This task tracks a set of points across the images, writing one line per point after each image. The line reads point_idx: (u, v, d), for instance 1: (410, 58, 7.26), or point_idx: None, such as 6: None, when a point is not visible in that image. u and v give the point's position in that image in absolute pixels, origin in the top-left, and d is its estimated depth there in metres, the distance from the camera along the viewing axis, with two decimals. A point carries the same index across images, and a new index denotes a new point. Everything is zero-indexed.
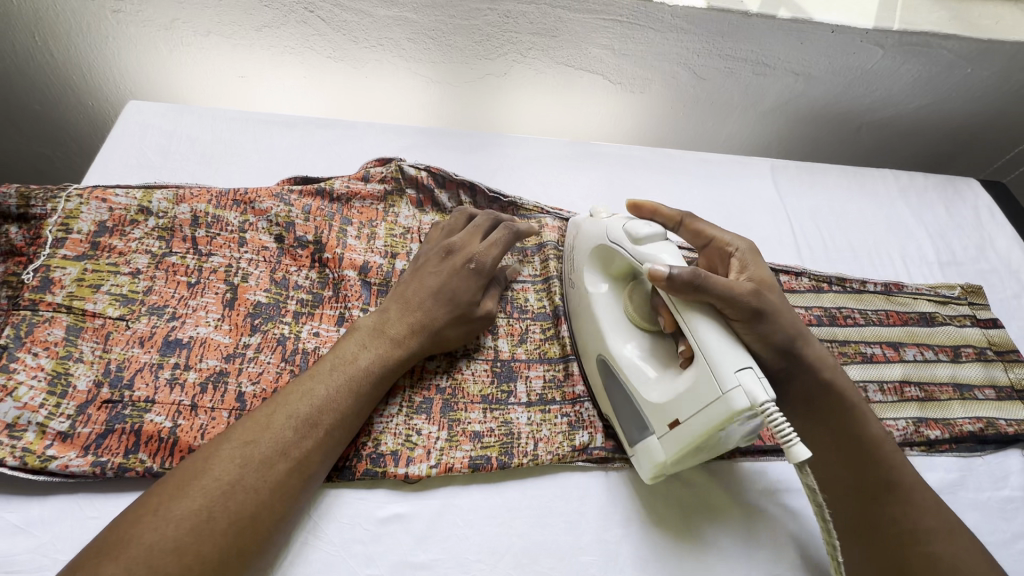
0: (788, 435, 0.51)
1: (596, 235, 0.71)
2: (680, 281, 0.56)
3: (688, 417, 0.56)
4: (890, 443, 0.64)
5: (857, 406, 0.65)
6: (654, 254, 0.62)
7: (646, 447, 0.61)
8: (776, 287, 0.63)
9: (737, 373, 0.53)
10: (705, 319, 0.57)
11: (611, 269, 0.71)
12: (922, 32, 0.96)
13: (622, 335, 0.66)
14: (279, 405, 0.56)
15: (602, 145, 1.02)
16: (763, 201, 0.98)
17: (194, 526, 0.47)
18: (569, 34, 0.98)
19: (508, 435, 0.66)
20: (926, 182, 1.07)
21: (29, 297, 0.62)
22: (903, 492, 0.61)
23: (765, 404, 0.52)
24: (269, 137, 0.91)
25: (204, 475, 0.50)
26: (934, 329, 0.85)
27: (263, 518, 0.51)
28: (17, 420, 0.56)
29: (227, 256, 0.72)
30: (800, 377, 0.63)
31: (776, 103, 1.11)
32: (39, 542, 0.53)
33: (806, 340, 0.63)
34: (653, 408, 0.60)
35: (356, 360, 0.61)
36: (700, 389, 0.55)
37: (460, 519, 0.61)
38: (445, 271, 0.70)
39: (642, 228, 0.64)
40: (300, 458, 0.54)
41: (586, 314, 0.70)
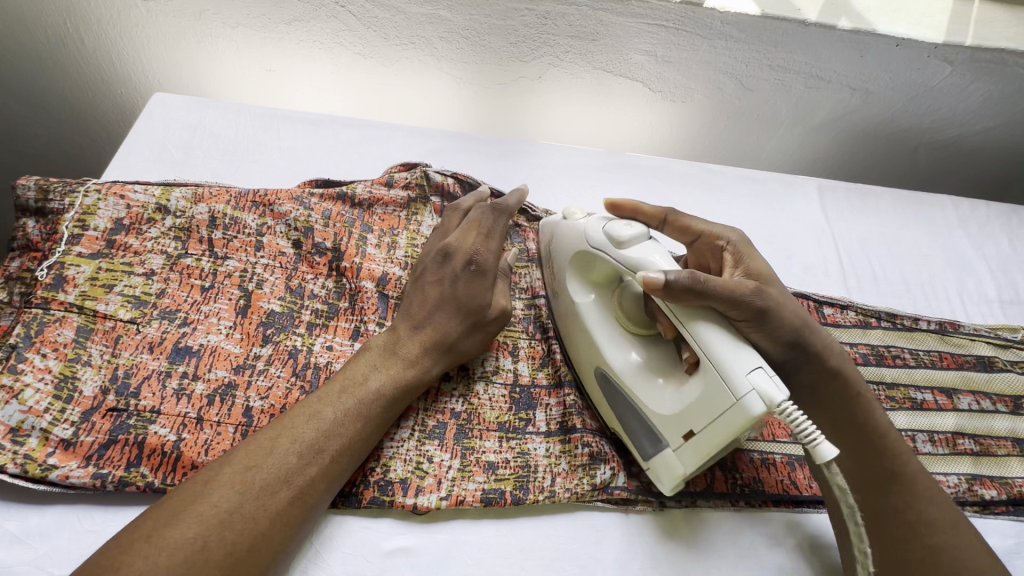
0: (811, 435, 0.49)
1: (572, 240, 0.66)
2: (679, 287, 0.52)
3: (704, 427, 0.53)
4: (897, 435, 0.60)
5: (864, 396, 0.61)
6: (645, 256, 0.58)
7: (662, 461, 0.58)
8: (774, 281, 0.59)
9: (749, 374, 0.50)
10: (708, 324, 0.53)
11: (592, 276, 0.66)
12: (997, 48, 0.88)
13: (619, 344, 0.63)
14: (285, 428, 0.53)
15: (639, 157, 0.97)
16: (809, 225, 0.91)
17: (188, 556, 0.44)
18: (609, 38, 0.92)
19: (524, 467, 0.62)
20: (989, 211, 0.99)
21: (42, 295, 0.61)
22: (907, 484, 0.57)
23: (782, 403, 0.49)
24: (293, 136, 0.88)
25: (202, 501, 0.47)
26: (992, 375, 0.78)
27: (260, 549, 0.48)
28: (21, 425, 0.54)
29: (243, 259, 0.69)
30: (805, 365, 0.60)
31: (827, 119, 1.04)
32: (36, 555, 0.52)
33: (812, 327, 0.60)
34: (665, 420, 0.57)
35: (367, 382, 0.58)
36: (712, 397, 0.52)
37: (469, 557, 0.57)
38: (447, 279, 0.65)
39: (624, 231, 0.59)
40: (303, 486, 0.51)
41: (574, 322, 0.66)
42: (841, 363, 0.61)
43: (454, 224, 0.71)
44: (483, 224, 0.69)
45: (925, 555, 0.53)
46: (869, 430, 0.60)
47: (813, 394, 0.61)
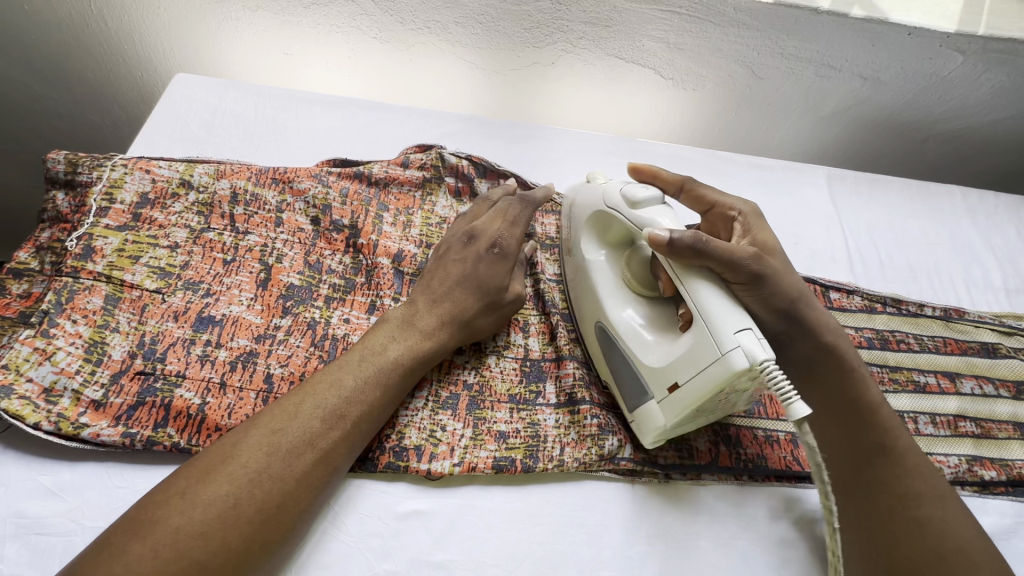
0: (785, 394, 0.49)
1: (591, 200, 0.69)
2: (680, 244, 0.54)
3: (686, 380, 0.54)
4: (889, 410, 0.62)
5: (857, 371, 0.63)
6: (655, 217, 0.61)
7: (646, 412, 0.60)
8: (778, 252, 0.61)
9: (737, 333, 0.51)
10: (704, 282, 0.54)
11: (607, 237, 0.69)
12: (1010, 39, 0.89)
13: (619, 300, 0.65)
14: (308, 394, 0.55)
15: (650, 143, 0.98)
16: (817, 212, 0.92)
17: (220, 512, 0.46)
18: (622, 24, 0.94)
19: (534, 437, 0.64)
20: (997, 202, 1.00)
21: (71, 264, 0.63)
22: (897, 457, 0.59)
23: (764, 361, 0.50)
24: (312, 117, 0.90)
25: (232, 461, 0.49)
26: (995, 361, 0.79)
27: (287, 508, 0.50)
28: (54, 385, 0.57)
29: (263, 235, 0.72)
30: (802, 339, 0.62)
31: (838, 109, 1.05)
32: (69, 507, 0.54)
33: (809, 298, 0.62)
34: (652, 372, 0.58)
35: (387, 352, 0.60)
36: (699, 352, 0.53)
37: (479, 521, 0.59)
38: (470, 258, 0.68)
39: (639, 191, 0.62)
40: (326, 449, 0.53)
41: (583, 278, 0.70)
42: (836, 339, 0.63)
43: (482, 209, 0.74)
44: (509, 211, 0.72)
45: (911, 525, 0.55)
46: (860, 404, 0.61)
47: (805, 367, 0.63)
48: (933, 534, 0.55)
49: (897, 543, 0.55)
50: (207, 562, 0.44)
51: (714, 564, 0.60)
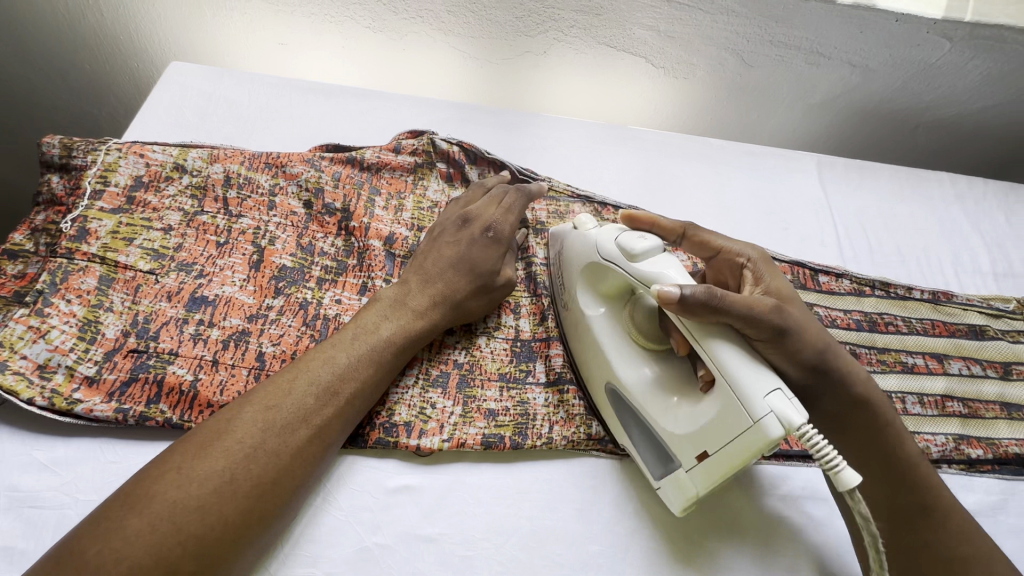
0: (833, 460, 0.45)
1: (583, 249, 0.64)
2: (695, 302, 0.49)
3: (717, 450, 0.50)
4: (928, 467, 0.58)
5: (894, 426, 0.58)
6: (661, 269, 0.55)
7: (675, 481, 0.56)
8: (795, 301, 0.57)
9: (766, 396, 0.47)
10: (724, 342, 0.50)
11: (604, 289, 0.64)
12: (997, 25, 0.90)
13: (628, 358, 0.61)
14: (301, 371, 0.55)
15: (640, 130, 0.99)
16: (807, 198, 0.93)
17: (217, 487, 0.47)
18: (613, 12, 0.95)
19: (523, 415, 0.64)
20: (986, 188, 1.00)
21: (66, 246, 0.64)
22: (939, 517, 0.56)
23: (801, 426, 0.46)
24: (305, 104, 0.91)
25: (227, 436, 0.50)
26: (984, 343, 0.80)
27: (284, 482, 0.51)
28: (48, 362, 0.58)
29: (256, 218, 0.72)
30: (832, 394, 0.57)
31: (828, 97, 1.06)
32: (62, 481, 0.55)
33: (834, 346, 0.56)
34: (678, 440, 0.55)
35: (379, 330, 0.61)
36: (726, 418, 0.49)
37: (469, 497, 0.60)
38: (464, 240, 0.68)
39: (636, 243, 0.57)
40: (320, 426, 0.54)
41: (584, 337, 0.65)
42: (867, 390, 0.57)
43: (477, 193, 0.74)
44: (505, 199, 0.73)
45: None
46: (901, 462, 0.57)
47: (838, 422, 0.58)
48: None
49: None
50: (204, 536, 0.45)
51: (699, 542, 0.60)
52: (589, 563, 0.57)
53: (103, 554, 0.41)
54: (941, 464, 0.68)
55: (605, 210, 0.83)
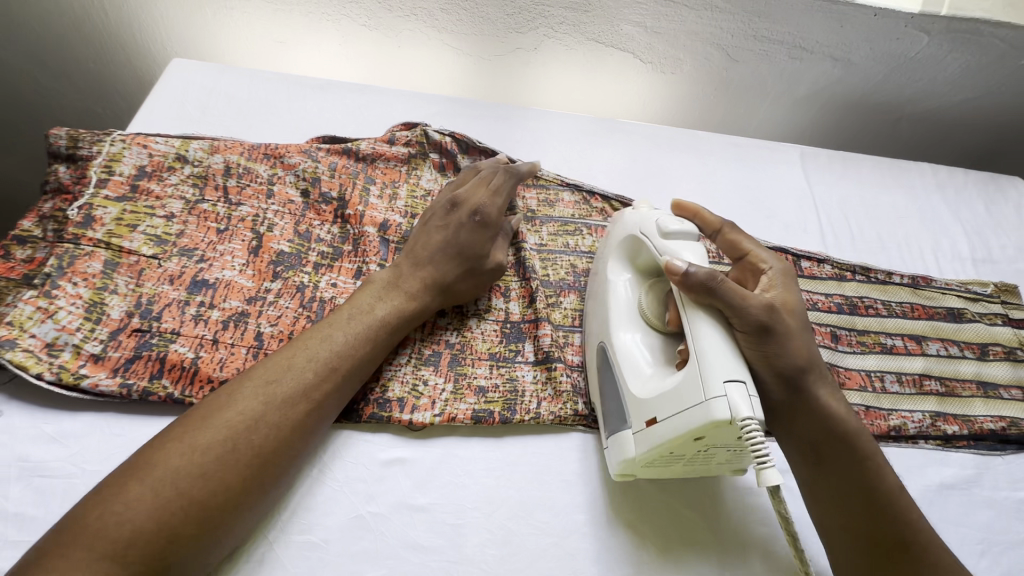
0: (762, 457, 0.47)
1: (630, 222, 0.68)
2: (696, 277, 0.54)
3: (665, 417, 0.52)
4: (908, 499, 0.56)
5: (872, 457, 0.57)
6: (680, 250, 0.60)
7: (619, 440, 0.58)
8: (797, 315, 0.58)
9: (725, 383, 0.49)
10: (708, 320, 0.54)
11: (637, 263, 0.67)
12: (972, 18, 0.92)
13: (627, 325, 0.63)
14: (300, 348, 0.58)
15: (628, 123, 1.02)
16: (790, 188, 0.96)
17: (219, 455, 0.49)
18: (601, 9, 0.98)
19: (512, 392, 0.67)
20: (966, 178, 1.03)
21: (73, 232, 0.66)
22: (916, 551, 0.53)
23: (747, 418, 0.48)
24: (303, 98, 0.94)
25: (229, 409, 0.52)
26: (961, 325, 0.82)
27: (283, 453, 0.53)
28: (55, 341, 0.60)
29: (255, 206, 0.75)
30: (808, 420, 0.57)
31: (812, 91, 1.09)
32: (69, 452, 0.57)
33: (818, 372, 0.57)
34: (635, 402, 0.57)
35: (373, 311, 0.63)
36: (683, 393, 0.51)
37: (459, 469, 0.62)
38: (453, 225, 0.71)
39: (672, 222, 0.61)
40: (318, 400, 0.56)
41: (599, 299, 0.68)
42: (849, 424, 0.57)
43: (466, 178, 0.77)
44: (493, 181, 0.76)
45: None
46: (879, 495, 0.55)
47: (819, 453, 0.56)
48: None
49: None
50: (206, 501, 0.48)
51: (683, 513, 0.63)
52: (575, 532, 0.60)
53: (104, 518, 0.44)
54: (917, 439, 0.70)
55: (593, 199, 0.86)
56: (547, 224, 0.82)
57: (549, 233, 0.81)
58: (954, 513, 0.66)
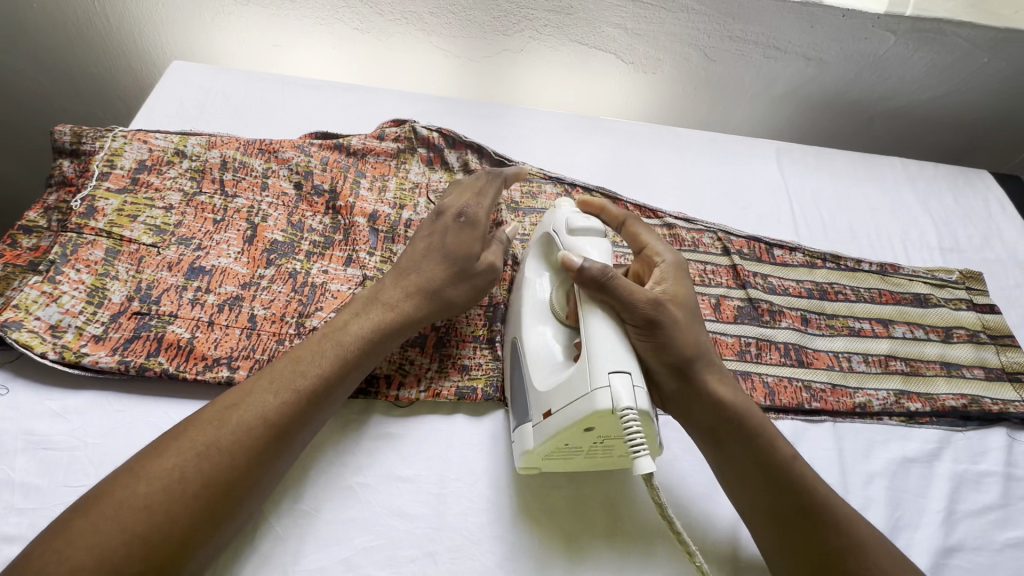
0: (636, 445, 0.49)
1: (546, 221, 0.70)
2: (589, 273, 0.57)
3: (558, 409, 0.54)
4: (803, 464, 0.58)
5: (768, 432, 0.59)
6: (587, 246, 0.63)
7: (521, 433, 0.60)
8: (685, 307, 0.61)
9: (610, 374, 0.51)
10: (601, 315, 0.56)
11: (551, 259, 0.68)
12: (936, 18, 0.97)
13: (538, 319, 0.65)
14: (264, 372, 0.57)
15: (610, 120, 1.06)
16: (765, 181, 1.00)
17: (166, 485, 0.47)
18: (583, 12, 1.02)
19: (494, 370, 0.70)
20: (935, 172, 1.07)
21: (76, 221, 0.70)
22: (817, 512, 0.55)
23: (625, 408, 0.50)
24: (298, 98, 0.98)
25: (183, 436, 0.50)
26: (927, 309, 0.86)
27: (239, 479, 0.51)
28: (59, 322, 0.64)
29: (250, 198, 0.79)
30: (701, 405, 0.59)
31: (788, 89, 1.13)
32: (72, 427, 0.60)
33: (706, 361, 0.60)
34: (535, 395, 0.59)
35: (347, 327, 0.62)
36: (573, 385, 0.54)
37: (443, 443, 0.66)
38: (438, 230, 0.70)
39: (578, 219, 0.64)
40: (279, 424, 0.54)
41: (518, 295, 0.69)
42: (739, 403, 0.59)
43: (453, 185, 0.77)
44: (479, 187, 0.75)
45: None
46: (775, 465, 0.57)
47: (711, 434, 0.59)
48: None
49: None
50: (149, 536, 0.45)
51: (616, 498, 0.64)
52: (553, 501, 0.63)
53: (45, 555, 0.42)
54: (881, 415, 0.74)
55: (574, 190, 0.90)
56: (530, 215, 0.86)
57: (531, 223, 0.85)
58: (915, 484, 0.69)
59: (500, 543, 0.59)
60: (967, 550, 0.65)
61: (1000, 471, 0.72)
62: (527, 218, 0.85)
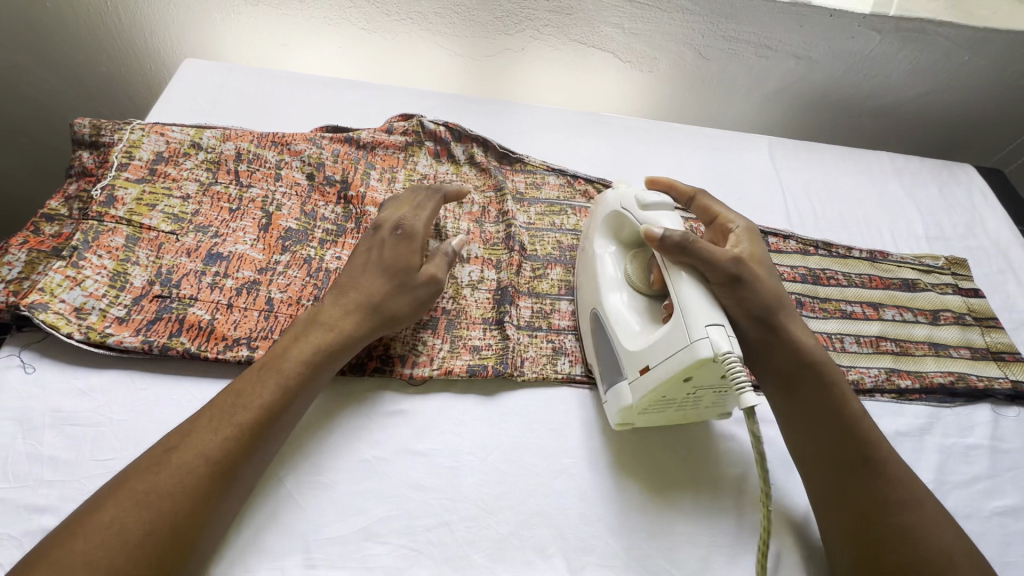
0: (742, 381, 0.53)
1: (611, 200, 0.74)
2: (670, 240, 0.61)
3: (657, 363, 0.58)
4: (869, 422, 0.62)
5: (839, 384, 0.64)
6: (657, 219, 0.66)
7: (616, 393, 0.63)
8: (765, 263, 0.67)
9: (706, 326, 0.55)
10: (688, 277, 0.60)
11: (620, 235, 0.72)
12: (918, 18, 1.02)
13: (615, 289, 0.68)
14: (205, 411, 0.56)
15: (609, 116, 1.10)
16: (759, 174, 1.04)
17: (105, 540, 0.47)
18: (582, 12, 1.06)
19: (504, 349, 0.73)
20: (921, 165, 1.12)
21: (96, 210, 0.72)
22: (878, 465, 0.59)
23: (727, 353, 0.54)
24: (308, 94, 1.01)
25: (123, 488, 0.50)
26: (915, 294, 0.90)
27: (184, 524, 0.50)
28: (83, 305, 0.66)
29: (265, 188, 0.81)
30: (780, 352, 0.64)
31: (779, 86, 1.18)
32: (98, 404, 0.63)
33: (785, 311, 0.65)
34: (629, 355, 0.62)
35: (287, 353, 0.61)
36: (671, 340, 0.57)
37: (456, 419, 0.68)
38: (376, 245, 0.71)
39: (650, 194, 0.67)
40: (221, 462, 0.53)
41: (588, 271, 0.73)
42: (816, 353, 0.64)
43: (388, 202, 0.77)
44: (418, 200, 0.76)
45: (896, 534, 0.55)
46: (844, 418, 0.61)
47: (787, 379, 0.64)
48: (916, 538, 0.55)
49: (884, 550, 0.55)
50: None
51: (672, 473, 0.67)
52: (563, 473, 0.65)
53: None
54: (873, 392, 0.77)
55: (576, 182, 0.93)
56: (534, 205, 0.89)
57: (536, 213, 0.88)
58: (907, 456, 0.73)
59: (513, 513, 0.62)
60: (956, 517, 0.68)
61: (987, 444, 0.75)
62: (530, 208, 0.89)
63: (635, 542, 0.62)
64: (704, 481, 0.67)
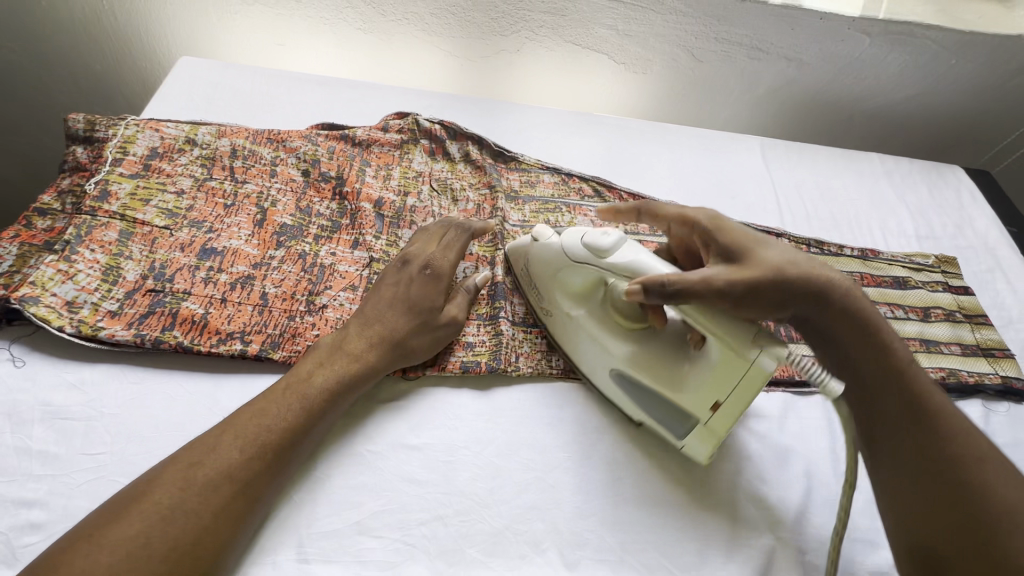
0: (822, 376, 0.56)
1: (551, 253, 0.70)
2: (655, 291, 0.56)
3: (728, 392, 0.59)
4: (920, 373, 0.59)
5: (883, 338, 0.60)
6: (633, 256, 0.64)
7: (698, 433, 0.64)
8: (748, 249, 0.62)
9: (753, 340, 0.55)
10: (699, 313, 0.57)
11: (575, 289, 0.69)
12: (906, 22, 1.04)
13: (614, 342, 0.66)
14: (229, 426, 0.56)
15: (602, 116, 1.11)
16: (752, 174, 1.05)
17: (128, 552, 0.46)
18: (576, 13, 1.07)
19: (497, 345, 0.73)
20: (911, 166, 1.13)
21: (90, 204, 0.72)
22: (936, 420, 0.56)
23: (789, 352, 0.55)
24: (303, 92, 1.01)
25: (145, 499, 0.50)
26: (906, 291, 0.91)
27: (208, 543, 0.50)
28: (75, 299, 0.65)
29: (260, 184, 0.81)
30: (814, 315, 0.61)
31: (771, 88, 1.19)
32: (88, 398, 0.62)
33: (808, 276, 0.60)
34: (687, 399, 0.62)
35: (312, 379, 0.61)
36: (727, 369, 0.58)
37: (450, 414, 0.68)
38: (403, 281, 0.71)
39: (605, 237, 0.65)
40: (244, 481, 0.54)
41: (568, 329, 0.70)
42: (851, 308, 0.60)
43: (418, 233, 0.78)
44: (446, 236, 0.76)
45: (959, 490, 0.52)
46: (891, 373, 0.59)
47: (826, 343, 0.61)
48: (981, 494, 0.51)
49: (948, 509, 0.52)
50: None
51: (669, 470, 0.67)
52: (557, 467, 0.65)
53: None
54: None
55: (571, 180, 0.94)
56: (529, 203, 0.89)
57: (531, 210, 0.88)
58: None
59: (507, 507, 0.62)
60: None
61: None
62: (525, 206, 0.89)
63: (629, 536, 0.61)
64: (698, 476, 0.67)
